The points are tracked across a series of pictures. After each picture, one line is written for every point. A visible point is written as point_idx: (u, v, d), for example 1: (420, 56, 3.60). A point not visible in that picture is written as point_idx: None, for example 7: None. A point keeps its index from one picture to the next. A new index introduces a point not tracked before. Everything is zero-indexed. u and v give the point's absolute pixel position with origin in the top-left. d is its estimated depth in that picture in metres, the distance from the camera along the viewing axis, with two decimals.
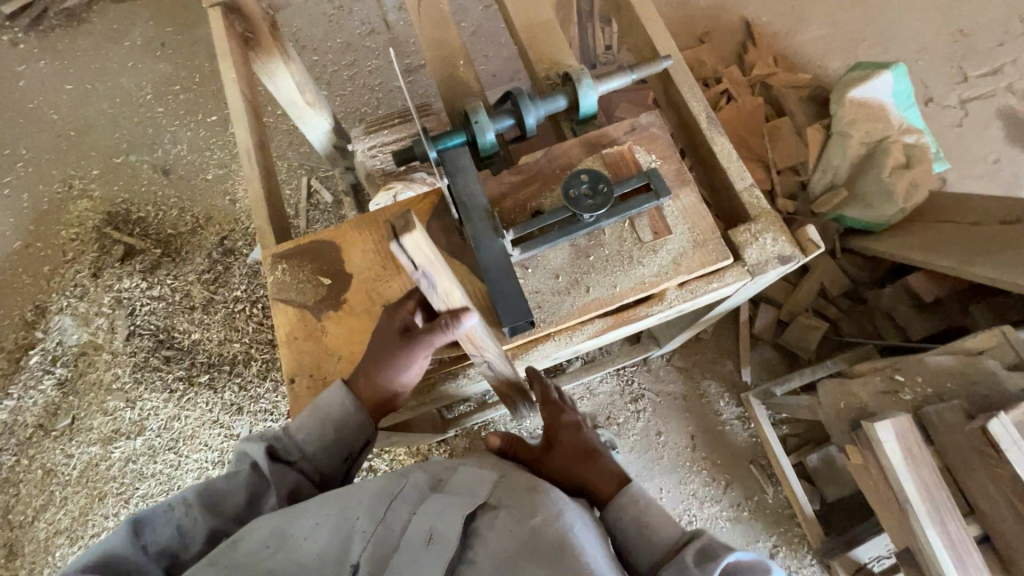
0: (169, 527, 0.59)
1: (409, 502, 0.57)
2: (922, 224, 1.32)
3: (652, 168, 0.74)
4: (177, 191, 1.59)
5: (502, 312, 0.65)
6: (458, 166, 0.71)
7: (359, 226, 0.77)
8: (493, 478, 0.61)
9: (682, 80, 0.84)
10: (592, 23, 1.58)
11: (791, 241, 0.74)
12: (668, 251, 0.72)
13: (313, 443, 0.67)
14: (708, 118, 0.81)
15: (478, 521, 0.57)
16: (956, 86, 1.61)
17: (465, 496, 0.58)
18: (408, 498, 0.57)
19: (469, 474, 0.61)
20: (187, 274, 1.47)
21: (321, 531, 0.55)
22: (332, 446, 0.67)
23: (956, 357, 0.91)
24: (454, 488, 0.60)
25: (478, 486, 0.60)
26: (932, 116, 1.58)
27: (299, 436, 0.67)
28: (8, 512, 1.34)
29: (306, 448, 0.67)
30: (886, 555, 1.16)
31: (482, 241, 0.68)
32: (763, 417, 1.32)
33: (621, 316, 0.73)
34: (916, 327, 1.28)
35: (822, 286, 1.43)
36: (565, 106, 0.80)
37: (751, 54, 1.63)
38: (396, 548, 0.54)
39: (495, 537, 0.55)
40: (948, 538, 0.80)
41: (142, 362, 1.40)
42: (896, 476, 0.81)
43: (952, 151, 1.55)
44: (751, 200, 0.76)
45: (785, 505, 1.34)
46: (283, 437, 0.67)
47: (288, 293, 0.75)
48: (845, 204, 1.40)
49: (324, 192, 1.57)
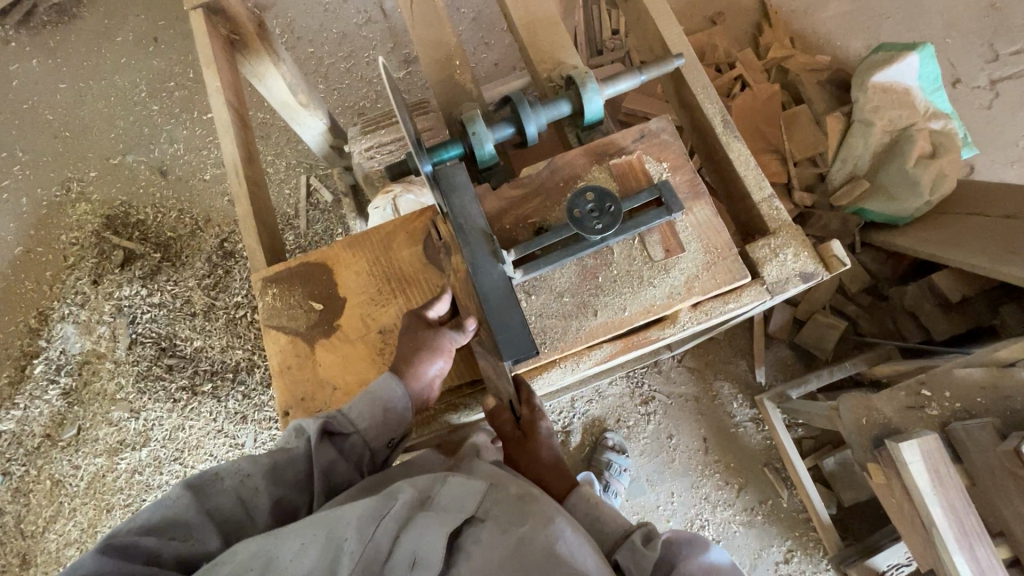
0: (230, 498, 0.58)
1: (392, 523, 0.52)
2: (947, 217, 1.25)
3: (663, 181, 0.69)
4: (175, 193, 1.56)
5: (503, 345, 0.61)
6: (453, 183, 0.65)
7: (350, 247, 0.73)
8: (482, 489, 0.57)
9: (695, 79, 0.78)
10: (598, 6, 1.49)
11: (814, 256, 0.68)
12: (681, 271, 0.68)
13: (365, 421, 0.64)
14: (723, 122, 0.75)
15: (467, 534, 0.54)
16: (986, 65, 1.51)
17: (453, 511, 0.54)
18: (396, 515, 0.53)
19: (459, 485, 0.57)
20: (188, 279, 1.44)
21: (307, 553, 0.51)
22: (380, 428, 0.65)
23: (987, 369, 0.86)
24: (446, 502, 0.55)
25: (472, 497, 0.56)
26: (960, 98, 1.49)
27: (354, 414, 0.64)
28: (20, 521, 1.35)
29: (362, 431, 0.65)
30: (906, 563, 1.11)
31: (479, 267, 0.63)
32: (778, 420, 1.28)
33: (631, 340, 0.69)
34: (940, 327, 1.22)
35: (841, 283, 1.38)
36: (568, 113, 0.75)
37: (766, 35, 1.54)
38: (383, 569, 0.51)
39: (483, 552, 0.52)
40: (976, 564, 0.76)
41: (145, 371, 1.39)
42: (921, 499, 0.77)
43: (980, 136, 1.47)
44: (770, 212, 0.71)
45: (800, 509, 1.31)
46: (337, 414, 0.65)
47: (279, 320, 0.71)
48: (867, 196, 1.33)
49: (323, 192, 1.53)
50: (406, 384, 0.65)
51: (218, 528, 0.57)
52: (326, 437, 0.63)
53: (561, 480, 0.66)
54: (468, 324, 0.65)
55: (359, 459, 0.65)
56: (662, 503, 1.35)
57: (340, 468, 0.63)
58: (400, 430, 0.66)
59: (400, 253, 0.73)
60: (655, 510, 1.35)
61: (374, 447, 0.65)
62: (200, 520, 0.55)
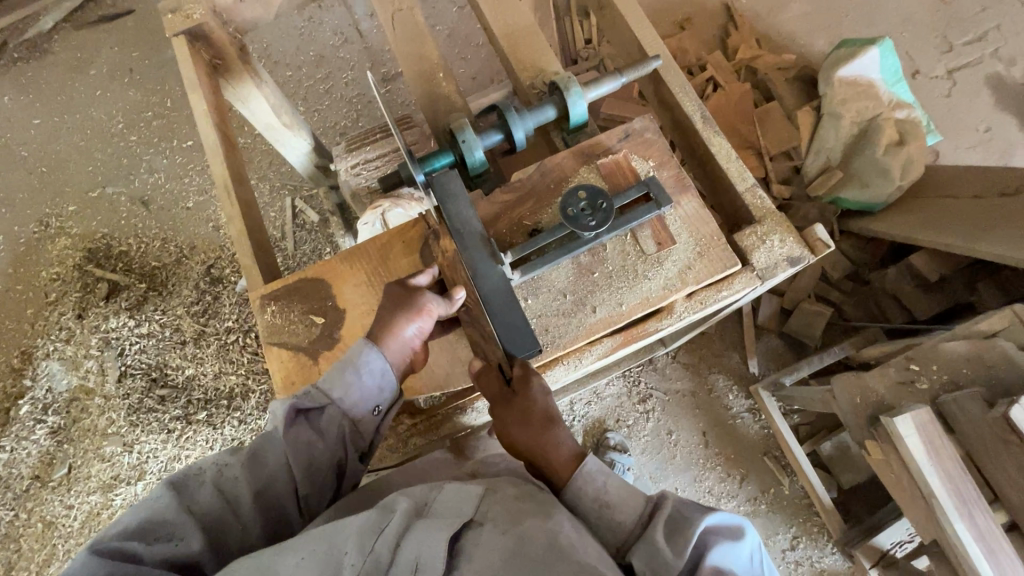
0: (209, 488, 0.57)
1: (392, 528, 0.53)
2: (919, 202, 1.29)
3: (650, 177, 0.71)
4: (158, 222, 1.54)
5: (505, 340, 0.63)
6: (447, 190, 0.67)
7: (347, 259, 0.74)
8: (478, 492, 0.57)
9: (673, 79, 0.80)
10: (570, 17, 1.53)
11: (800, 241, 0.71)
12: (674, 262, 0.69)
13: (342, 391, 0.64)
14: (703, 117, 0.78)
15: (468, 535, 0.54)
16: (942, 56, 1.59)
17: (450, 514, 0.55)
18: (394, 526, 0.53)
19: (456, 492, 0.58)
20: (176, 307, 1.42)
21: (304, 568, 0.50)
22: (357, 394, 0.65)
23: (970, 342, 0.89)
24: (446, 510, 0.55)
25: (467, 503, 0.55)
26: (920, 88, 1.56)
27: (331, 386, 0.64)
28: (11, 568, 1.31)
29: (340, 402, 0.65)
30: (907, 539, 1.16)
31: (479, 271, 0.65)
32: (774, 409, 1.30)
33: (630, 333, 0.71)
34: (921, 306, 1.27)
35: (823, 271, 1.42)
36: (554, 117, 0.77)
37: (733, 38, 1.59)
38: None
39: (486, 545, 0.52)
40: (977, 530, 0.78)
41: (136, 404, 1.37)
42: (920, 471, 0.79)
43: (943, 123, 1.53)
44: (754, 201, 0.73)
45: (802, 495, 1.33)
46: (311, 390, 0.64)
47: (279, 336, 0.72)
48: (841, 185, 1.37)
49: (310, 212, 1.53)
50: (383, 347, 0.65)
51: (202, 527, 0.55)
52: (300, 415, 0.63)
53: (561, 449, 0.63)
54: (456, 293, 0.65)
55: (344, 435, 0.65)
56: None
57: (319, 448, 0.63)
58: (384, 399, 0.67)
59: (398, 263, 0.73)
60: None
61: (354, 415, 0.66)
62: (180, 518, 0.54)
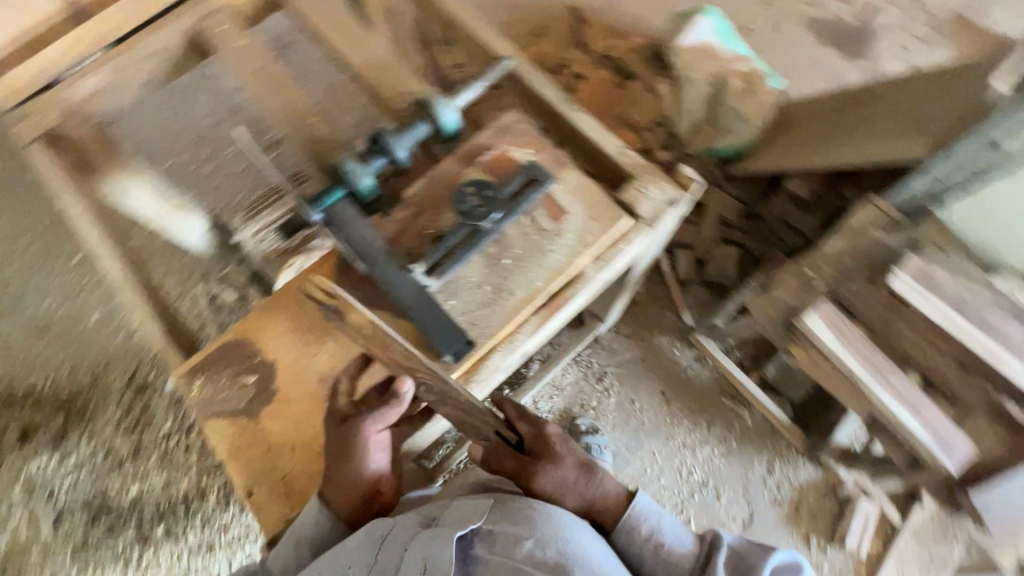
0: None
1: (403, 534, 0.64)
2: (778, 139, 1.45)
3: (531, 163, 0.77)
4: (56, 345, 1.42)
5: (434, 338, 0.69)
6: (344, 219, 0.73)
7: (264, 312, 0.74)
8: (486, 504, 0.67)
9: (529, 76, 0.88)
10: (434, 46, 1.60)
11: (675, 185, 0.79)
12: (573, 231, 0.75)
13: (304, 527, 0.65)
14: (564, 102, 0.86)
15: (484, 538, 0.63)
16: (763, 10, 1.80)
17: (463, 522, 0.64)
18: (402, 528, 0.65)
19: (464, 504, 0.67)
20: (102, 428, 1.33)
21: None
22: (324, 535, 0.67)
23: (846, 236, 1.00)
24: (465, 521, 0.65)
25: (507, 518, 0.66)
26: (753, 41, 1.76)
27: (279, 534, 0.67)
28: None
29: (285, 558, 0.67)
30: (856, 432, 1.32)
31: (391, 280, 0.71)
32: (715, 349, 1.39)
33: (553, 305, 0.74)
34: (806, 224, 1.42)
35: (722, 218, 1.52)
36: (429, 131, 0.81)
37: (586, 32, 1.72)
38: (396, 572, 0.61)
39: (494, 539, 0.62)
40: (897, 392, 0.88)
41: (84, 542, 1.26)
42: (833, 353, 0.90)
43: (780, 65, 1.73)
44: (627, 161, 0.81)
45: (764, 421, 1.41)
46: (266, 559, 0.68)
47: (215, 407, 0.71)
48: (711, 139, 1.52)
49: (226, 293, 1.49)
50: (340, 487, 0.66)
51: None
52: None
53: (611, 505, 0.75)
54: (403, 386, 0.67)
55: None
56: (647, 465, 1.40)
57: None
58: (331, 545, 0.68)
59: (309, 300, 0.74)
60: (645, 474, 1.40)
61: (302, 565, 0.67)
62: None
